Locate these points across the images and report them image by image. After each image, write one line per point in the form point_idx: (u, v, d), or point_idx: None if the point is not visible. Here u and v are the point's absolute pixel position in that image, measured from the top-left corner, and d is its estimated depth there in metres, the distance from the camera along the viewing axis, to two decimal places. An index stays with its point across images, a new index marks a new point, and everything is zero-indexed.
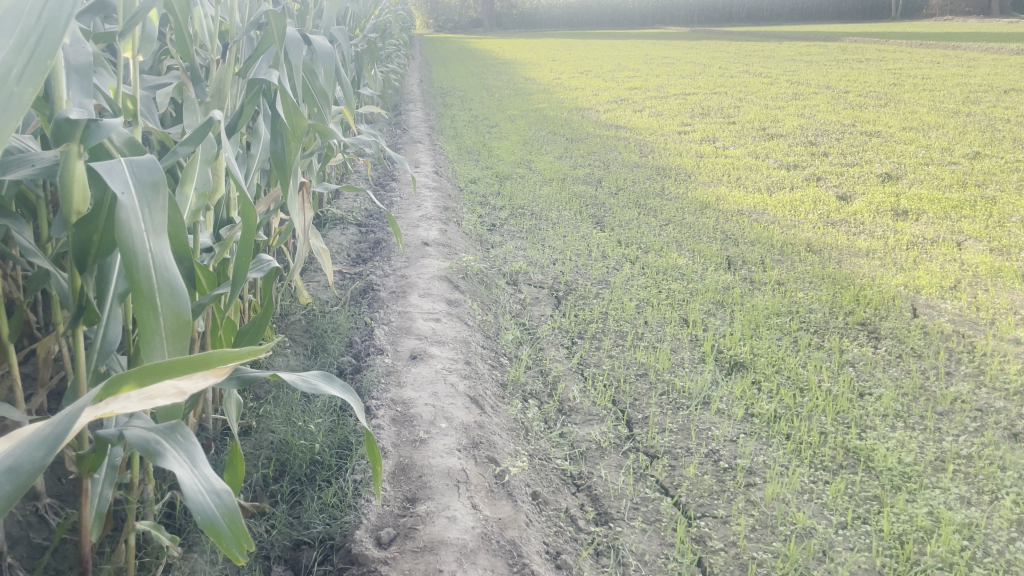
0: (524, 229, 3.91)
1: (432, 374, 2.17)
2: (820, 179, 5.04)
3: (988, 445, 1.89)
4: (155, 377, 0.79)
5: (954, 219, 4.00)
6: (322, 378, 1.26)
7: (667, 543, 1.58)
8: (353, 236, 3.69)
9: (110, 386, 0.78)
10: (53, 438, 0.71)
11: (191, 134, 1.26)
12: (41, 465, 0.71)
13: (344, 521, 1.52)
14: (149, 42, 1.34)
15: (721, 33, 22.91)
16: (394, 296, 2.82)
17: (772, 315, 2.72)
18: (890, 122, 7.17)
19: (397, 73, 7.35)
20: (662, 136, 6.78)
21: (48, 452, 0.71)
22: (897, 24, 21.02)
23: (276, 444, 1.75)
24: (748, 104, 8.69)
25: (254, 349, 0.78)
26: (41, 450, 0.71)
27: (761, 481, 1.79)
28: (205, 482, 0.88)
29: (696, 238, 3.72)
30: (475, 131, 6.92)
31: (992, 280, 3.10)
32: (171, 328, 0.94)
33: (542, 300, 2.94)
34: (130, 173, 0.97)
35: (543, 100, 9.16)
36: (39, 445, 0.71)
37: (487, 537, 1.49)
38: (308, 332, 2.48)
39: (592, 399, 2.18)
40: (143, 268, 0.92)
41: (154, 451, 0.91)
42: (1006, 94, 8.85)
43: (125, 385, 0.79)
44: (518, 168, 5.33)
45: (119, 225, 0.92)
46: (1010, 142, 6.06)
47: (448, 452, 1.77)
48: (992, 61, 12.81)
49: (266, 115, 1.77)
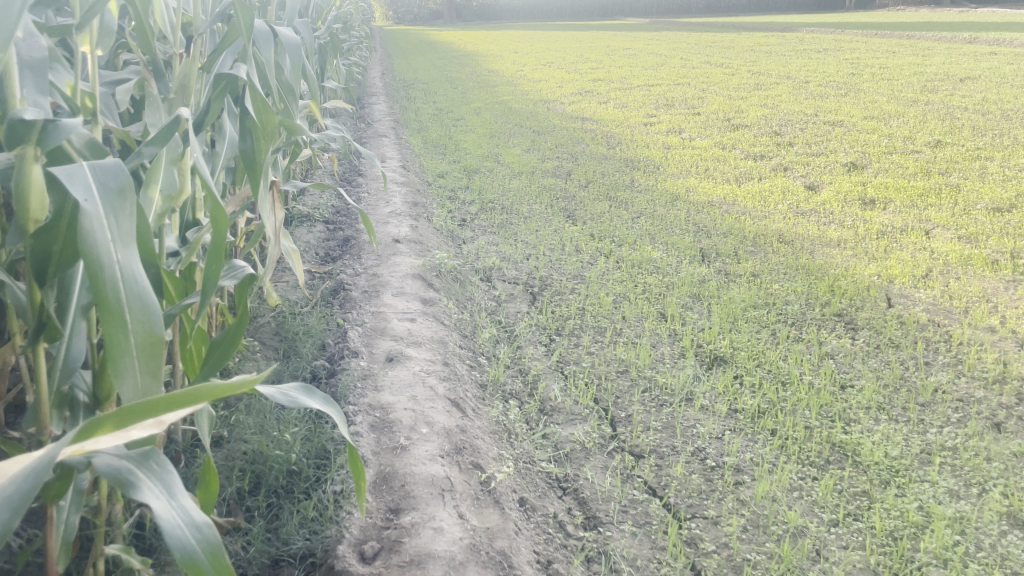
0: (495, 223, 3.85)
1: (410, 377, 2.11)
2: (787, 169, 5.05)
3: (972, 436, 1.89)
4: (132, 418, 0.77)
5: (921, 208, 4.03)
6: (303, 391, 1.22)
7: (659, 546, 1.55)
8: (320, 235, 3.61)
9: (87, 428, 0.77)
10: (16, 501, 0.71)
11: (157, 134, 1.18)
12: (6, 528, 0.71)
13: (325, 535, 1.45)
14: (106, 35, 1.27)
15: (680, 23, 23.06)
16: (366, 295, 2.75)
17: (749, 308, 2.71)
18: (851, 112, 7.25)
19: (358, 66, 7.23)
20: (629, 128, 6.76)
21: (13, 513, 0.71)
22: (854, 14, 21.30)
23: (250, 455, 1.67)
24: (711, 94, 8.72)
25: (231, 386, 0.76)
26: (4, 513, 0.70)
27: (749, 479, 1.76)
28: (184, 514, 0.83)
29: (669, 230, 3.70)
30: (440, 124, 6.84)
31: (963, 268, 3.12)
32: (143, 345, 0.87)
33: (517, 297, 2.90)
34: (94, 178, 0.90)
35: (507, 93, 9.09)
36: (2, 505, 0.71)
37: (475, 548, 1.44)
38: (279, 336, 2.40)
39: (574, 399, 2.14)
40: (111, 280, 0.85)
41: (126, 481, 0.84)
42: (962, 83, 9.00)
43: (103, 426, 0.78)
44: (486, 161, 5.27)
45: (83, 235, 0.85)
46: (969, 130, 6.15)
47: (431, 459, 1.71)
48: (945, 51, 13.05)
49: (232, 112, 1.69)
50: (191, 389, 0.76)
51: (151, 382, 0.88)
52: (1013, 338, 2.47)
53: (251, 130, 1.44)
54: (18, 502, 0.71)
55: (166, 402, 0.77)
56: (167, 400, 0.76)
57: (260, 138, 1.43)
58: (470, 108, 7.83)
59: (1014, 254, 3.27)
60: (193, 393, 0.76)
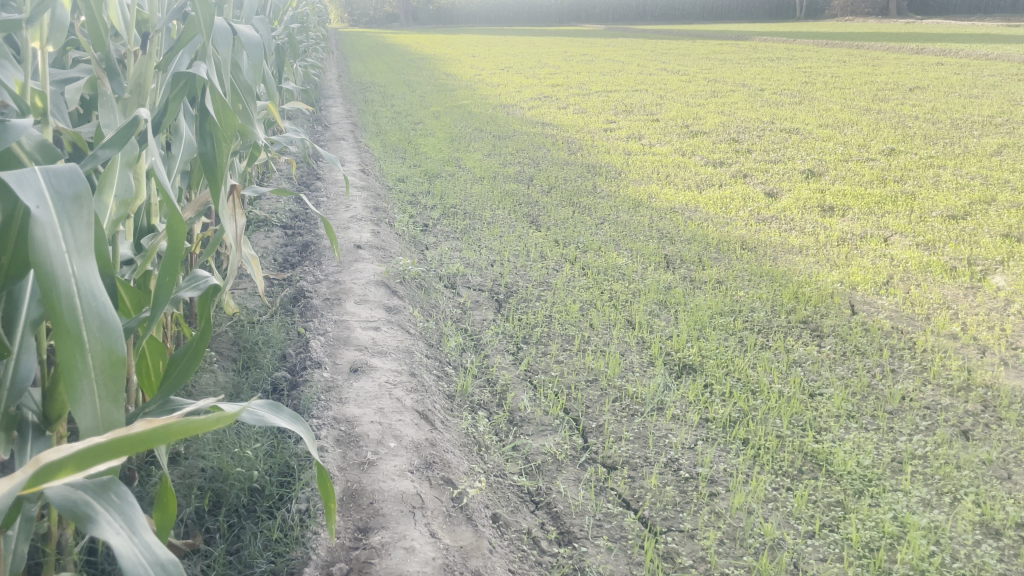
0: (458, 229, 3.80)
1: (376, 389, 2.04)
2: (747, 176, 5.10)
3: (941, 444, 1.89)
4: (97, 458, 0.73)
5: (879, 215, 4.09)
6: (269, 408, 1.16)
7: (636, 561, 1.52)
8: (278, 239, 3.53)
9: (45, 469, 0.72)
10: None
11: (115, 135, 1.12)
12: None
13: (290, 557, 1.39)
14: (60, 30, 1.19)
15: (634, 31, 23.29)
16: (328, 303, 2.66)
17: (716, 315, 2.70)
18: (806, 119, 7.37)
19: (316, 67, 7.08)
20: (589, 133, 6.76)
21: None
22: (806, 24, 21.71)
23: (209, 473, 1.59)
24: (669, 101, 8.80)
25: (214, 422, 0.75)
26: None
27: (724, 490, 1.74)
28: (147, 551, 0.77)
29: (632, 237, 3.69)
30: (399, 128, 6.76)
31: (923, 274, 3.17)
32: (102, 366, 0.80)
33: (483, 304, 2.86)
34: (46, 184, 0.83)
35: (467, 97, 9.05)
36: None
37: (449, 569, 1.39)
38: (237, 345, 2.32)
39: (544, 409, 2.10)
40: (65, 296, 0.79)
41: (83, 514, 0.78)
42: (911, 92, 9.18)
43: (62, 467, 0.73)
44: (447, 166, 5.20)
45: (34, 244, 0.78)
46: (921, 138, 6.29)
47: (400, 475, 1.65)
48: (893, 61, 13.37)
49: (189, 112, 1.61)
50: (163, 425, 0.73)
51: (111, 407, 0.81)
52: (975, 345, 2.50)
53: (212, 132, 1.39)
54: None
55: (135, 440, 0.73)
56: (136, 438, 0.72)
57: (221, 142, 1.37)
58: (429, 111, 7.75)
59: (970, 262, 3.33)
60: (165, 429, 0.73)
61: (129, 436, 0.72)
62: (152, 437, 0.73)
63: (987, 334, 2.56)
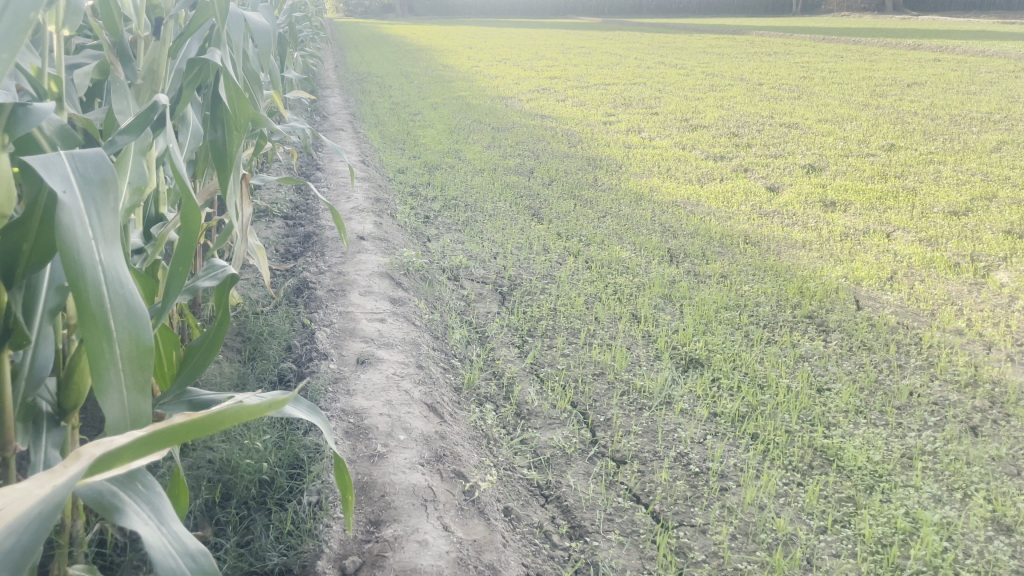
0: (459, 221, 3.78)
1: (384, 381, 2.03)
2: (747, 171, 5.09)
3: (950, 440, 1.89)
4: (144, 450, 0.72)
5: (881, 210, 4.08)
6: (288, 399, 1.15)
7: (648, 556, 1.51)
8: (280, 230, 3.51)
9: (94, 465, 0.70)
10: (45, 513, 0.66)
11: (132, 122, 1.11)
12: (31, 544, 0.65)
13: (302, 549, 1.37)
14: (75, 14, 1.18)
15: (630, 24, 23.23)
16: (332, 294, 2.65)
17: (721, 309, 2.69)
18: (805, 114, 7.36)
19: (314, 57, 7.04)
20: (588, 126, 6.74)
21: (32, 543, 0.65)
22: (804, 19, 21.69)
23: (218, 464, 1.58)
24: (667, 94, 8.78)
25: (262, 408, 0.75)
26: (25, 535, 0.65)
27: (735, 485, 1.73)
28: (175, 541, 0.76)
29: (635, 230, 3.68)
30: (397, 119, 6.73)
31: (926, 270, 3.17)
32: (130, 356, 0.79)
33: (486, 297, 2.84)
34: (73, 170, 0.83)
35: (465, 88, 9.00)
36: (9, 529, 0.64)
37: (463, 562, 1.38)
38: (241, 336, 2.30)
39: (551, 402, 2.09)
40: (92, 283, 0.77)
41: (111, 504, 0.77)
42: (910, 88, 9.18)
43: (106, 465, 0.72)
44: (447, 158, 5.18)
45: (61, 229, 0.77)
46: (921, 135, 6.29)
47: (411, 468, 1.64)
48: (891, 55, 13.37)
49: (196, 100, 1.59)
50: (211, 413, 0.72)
51: (139, 398, 0.79)
52: (980, 341, 2.50)
53: (223, 120, 1.37)
54: (17, 561, 0.64)
55: (182, 431, 0.72)
56: (179, 428, 0.72)
57: (234, 130, 1.36)
58: (428, 103, 7.72)
59: (973, 258, 3.33)
60: (213, 417, 0.72)
61: (171, 426, 0.71)
62: (198, 425, 0.72)
63: (992, 330, 2.55)
